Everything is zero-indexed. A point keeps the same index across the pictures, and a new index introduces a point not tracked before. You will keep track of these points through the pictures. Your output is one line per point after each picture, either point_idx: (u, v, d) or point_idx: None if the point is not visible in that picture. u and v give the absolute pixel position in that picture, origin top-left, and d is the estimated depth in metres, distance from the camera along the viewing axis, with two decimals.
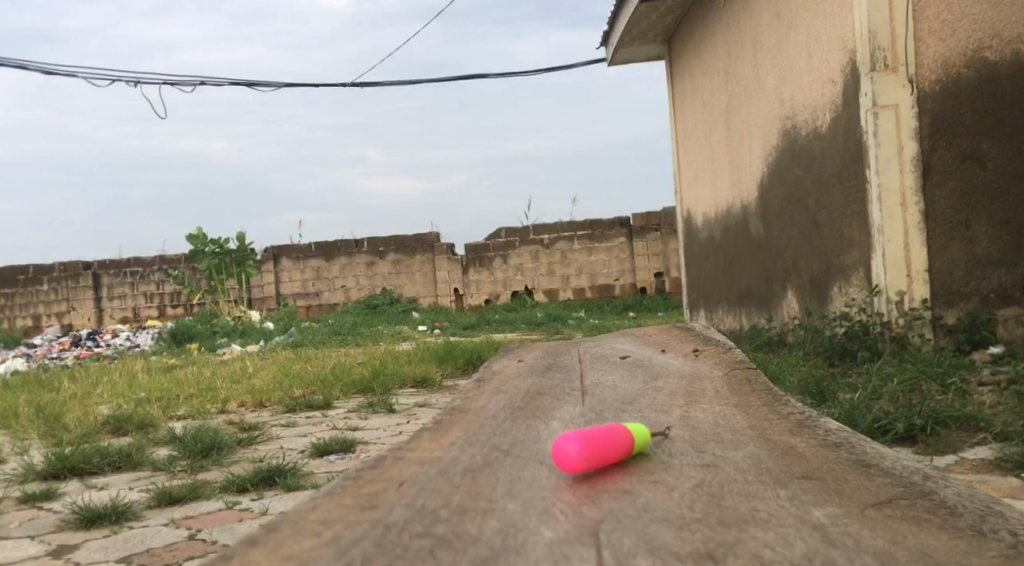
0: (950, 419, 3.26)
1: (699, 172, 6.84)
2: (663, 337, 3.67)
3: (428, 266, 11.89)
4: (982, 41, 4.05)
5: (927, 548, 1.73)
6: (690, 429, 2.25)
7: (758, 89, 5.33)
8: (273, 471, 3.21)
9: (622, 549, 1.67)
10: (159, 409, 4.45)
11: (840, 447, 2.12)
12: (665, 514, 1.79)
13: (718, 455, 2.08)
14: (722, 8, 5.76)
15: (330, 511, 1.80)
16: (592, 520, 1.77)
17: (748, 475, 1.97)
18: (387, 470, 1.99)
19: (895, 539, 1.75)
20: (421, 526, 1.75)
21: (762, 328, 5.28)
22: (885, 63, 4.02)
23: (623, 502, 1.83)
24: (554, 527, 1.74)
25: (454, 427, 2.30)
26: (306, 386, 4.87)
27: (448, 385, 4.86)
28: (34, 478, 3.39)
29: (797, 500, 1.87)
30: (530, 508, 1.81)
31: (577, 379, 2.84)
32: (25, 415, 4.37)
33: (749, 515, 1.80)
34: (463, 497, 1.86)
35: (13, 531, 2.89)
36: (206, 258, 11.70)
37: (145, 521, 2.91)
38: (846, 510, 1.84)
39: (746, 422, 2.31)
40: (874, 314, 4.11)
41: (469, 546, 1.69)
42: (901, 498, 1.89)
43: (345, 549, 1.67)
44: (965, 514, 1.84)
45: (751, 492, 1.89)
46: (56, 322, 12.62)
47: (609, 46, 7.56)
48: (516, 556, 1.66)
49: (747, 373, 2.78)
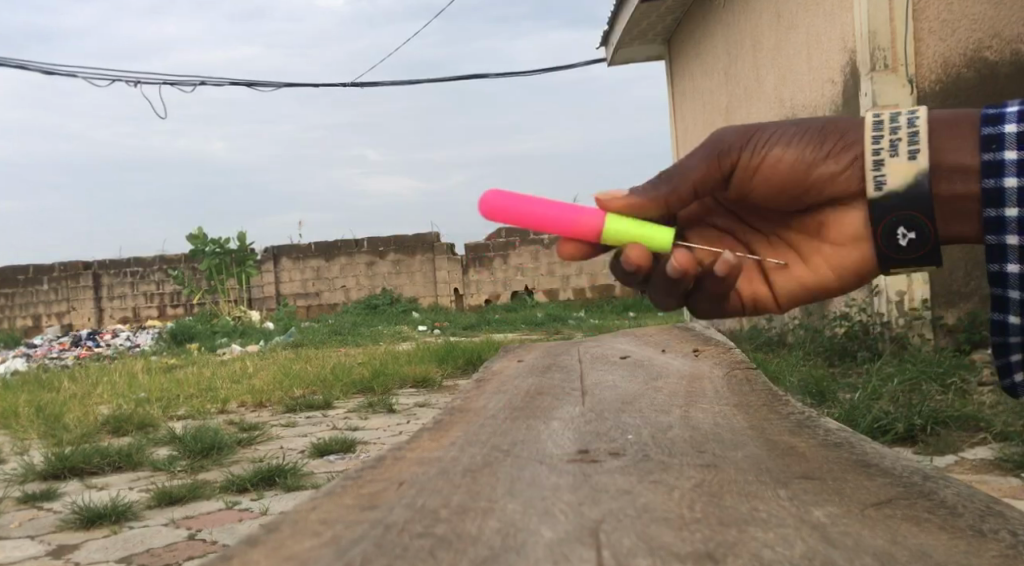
0: (950, 419, 3.27)
1: None
2: (663, 337, 3.65)
3: (428, 266, 11.91)
4: (982, 41, 4.01)
5: (927, 549, 1.49)
6: (689, 429, 2.13)
7: (759, 89, 5.35)
8: (273, 471, 3.21)
9: (622, 550, 1.45)
10: (159, 409, 4.45)
11: (840, 447, 1.94)
12: (665, 514, 1.56)
13: (717, 455, 1.89)
14: (722, 8, 5.75)
15: (330, 511, 1.56)
16: (591, 520, 1.54)
17: (748, 475, 1.75)
18: (387, 470, 1.77)
19: (894, 539, 1.51)
20: (420, 526, 1.51)
21: (761, 328, 5.29)
22: (885, 63, 4.02)
23: (622, 502, 1.62)
24: (554, 527, 1.52)
25: (453, 426, 2.18)
26: (307, 386, 4.89)
27: (448, 385, 4.86)
28: (34, 478, 3.39)
29: (797, 500, 1.64)
30: (530, 509, 1.58)
31: (577, 379, 2.84)
32: (25, 415, 4.37)
33: (748, 515, 1.57)
34: (464, 496, 1.63)
35: (13, 531, 2.90)
36: (206, 258, 11.83)
37: (145, 521, 2.91)
38: (846, 510, 1.61)
39: (746, 422, 2.21)
40: (874, 314, 4.24)
41: (469, 546, 1.46)
42: (900, 498, 1.66)
43: (344, 549, 1.44)
44: (965, 514, 1.60)
45: (750, 492, 1.67)
46: (56, 322, 12.63)
47: (609, 46, 7.54)
48: (516, 556, 1.43)
49: (748, 373, 2.76)
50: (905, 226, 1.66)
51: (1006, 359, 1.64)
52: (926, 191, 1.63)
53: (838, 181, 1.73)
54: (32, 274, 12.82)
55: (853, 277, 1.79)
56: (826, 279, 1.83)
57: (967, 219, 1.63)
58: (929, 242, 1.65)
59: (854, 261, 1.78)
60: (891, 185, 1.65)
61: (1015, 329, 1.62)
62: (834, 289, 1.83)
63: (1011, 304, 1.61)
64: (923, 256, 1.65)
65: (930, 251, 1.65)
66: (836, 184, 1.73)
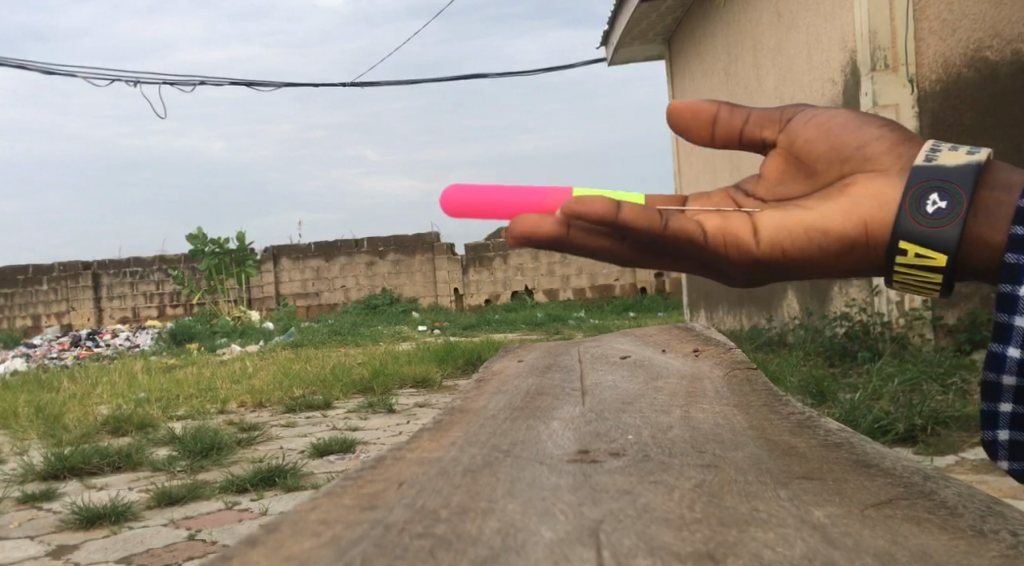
0: (951, 419, 3.27)
1: (699, 173, 6.89)
2: (663, 337, 3.65)
3: (428, 266, 11.91)
4: (982, 41, 3.98)
5: (927, 548, 1.49)
6: (689, 429, 2.12)
7: (759, 89, 5.36)
8: (273, 471, 3.21)
9: (622, 550, 1.44)
10: (159, 409, 4.45)
11: (840, 447, 1.93)
12: (665, 514, 1.56)
13: (718, 455, 1.88)
14: (722, 8, 5.76)
15: (330, 511, 1.56)
16: (591, 520, 1.54)
17: (748, 475, 1.74)
18: (387, 470, 1.77)
19: (895, 539, 1.51)
20: (420, 526, 1.50)
21: (762, 329, 5.29)
22: (885, 63, 4.06)
23: (623, 502, 1.61)
24: (554, 527, 1.51)
25: (453, 426, 2.17)
26: (307, 386, 4.88)
27: (448, 385, 4.86)
28: (34, 478, 3.39)
29: (797, 500, 1.63)
30: (531, 508, 1.58)
31: (577, 379, 2.84)
32: (25, 415, 4.37)
33: (748, 515, 1.57)
34: (464, 497, 1.63)
35: (12, 531, 2.89)
36: (206, 259, 11.68)
37: (145, 521, 2.91)
38: (845, 510, 1.60)
39: (747, 422, 2.22)
40: (874, 313, 4.27)
41: (469, 546, 1.45)
42: (900, 498, 1.66)
43: (344, 549, 1.43)
44: (965, 514, 1.60)
45: (750, 493, 1.67)
46: (56, 322, 12.63)
47: (609, 46, 7.58)
48: (515, 556, 1.43)
49: (748, 373, 2.76)
50: (938, 198, 1.30)
51: (994, 407, 1.36)
52: (970, 180, 1.31)
53: (880, 145, 1.38)
54: (32, 274, 12.82)
55: (865, 232, 1.33)
56: (832, 227, 1.33)
57: (999, 226, 1.31)
58: (957, 229, 1.30)
59: (873, 212, 1.33)
60: (939, 162, 1.32)
61: (1013, 368, 1.32)
62: (837, 250, 1.33)
63: (1014, 334, 1.31)
64: (946, 236, 1.30)
65: (952, 239, 1.30)
66: (880, 149, 1.37)
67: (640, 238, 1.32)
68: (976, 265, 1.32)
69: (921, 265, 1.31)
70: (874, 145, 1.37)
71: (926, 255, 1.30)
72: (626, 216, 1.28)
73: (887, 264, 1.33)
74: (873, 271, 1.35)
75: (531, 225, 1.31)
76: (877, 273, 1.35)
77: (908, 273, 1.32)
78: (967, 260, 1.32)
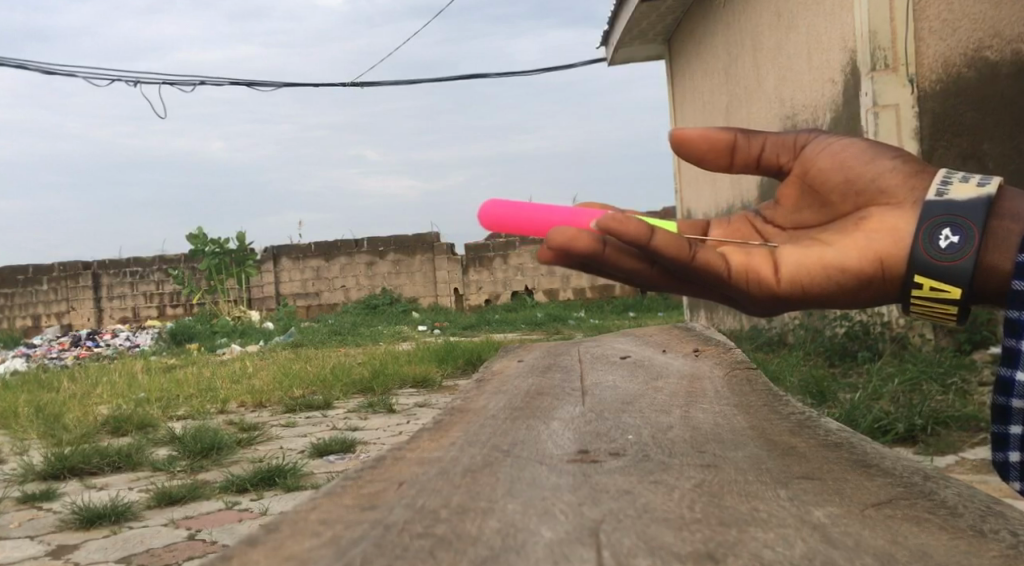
0: (951, 419, 3.26)
1: (699, 174, 6.90)
2: (663, 337, 3.65)
3: (428, 266, 11.92)
4: (982, 41, 4.00)
5: (927, 549, 1.49)
6: (689, 429, 2.12)
7: (758, 89, 5.36)
8: (273, 471, 3.21)
9: (622, 550, 1.44)
10: (159, 409, 4.45)
11: (840, 447, 1.93)
12: (665, 514, 1.56)
13: (718, 455, 1.88)
14: (722, 8, 5.76)
15: (330, 511, 1.56)
16: (590, 520, 1.54)
17: (748, 475, 1.74)
18: (387, 470, 1.77)
19: (895, 539, 1.51)
20: (420, 526, 1.50)
21: (761, 328, 5.30)
22: (886, 63, 4.05)
23: (623, 502, 1.61)
24: (554, 527, 1.51)
25: (453, 426, 2.18)
26: (307, 386, 4.88)
27: (448, 385, 4.86)
28: (34, 478, 3.38)
29: (797, 500, 1.63)
30: (531, 509, 1.58)
31: (577, 379, 2.84)
32: (25, 415, 4.36)
33: (748, 515, 1.57)
34: (464, 497, 1.63)
35: (12, 531, 2.89)
36: (206, 258, 11.76)
37: (145, 521, 2.91)
38: (846, 510, 1.60)
39: (747, 422, 2.22)
40: (874, 314, 4.27)
41: (469, 546, 1.45)
42: (900, 498, 1.66)
43: (344, 549, 1.43)
44: (965, 514, 1.59)
45: (750, 493, 1.67)
46: (56, 322, 12.63)
47: (609, 46, 7.58)
48: (515, 556, 1.43)
49: (748, 373, 2.76)
50: (949, 234, 1.40)
51: (1004, 428, 1.44)
52: (980, 212, 1.41)
53: (894, 177, 1.48)
54: (32, 274, 12.81)
55: (881, 266, 1.44)
56: (850, 264, 1.44)
57: (1006, 254, 1.41)
58: (970, 262, 1.40)
59: (889, 247, 1.44)
60: (950, 196, 1.42)
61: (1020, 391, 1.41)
62: (854, 285, 1.44)
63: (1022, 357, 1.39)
64: (960, 267, 1.39)
65: (966, 271, 1.39)
66: (893, 183, 1.48)
67: (669, 265, 1.39)
68: (991, 291, 1.42)
69: (937, 298, 1.40)
70: (888, 178, 1.48)
71: (941, 287, 1.40)
72: (660, 242, 1.36)
73: (903, 298, 1.44)
74: (886, 302, 1.47)
75: (569, 240, 1.37)
76: (889, 302, 1.46)
77: (924, 305, 1.42)
78: (980, 289, 1.42)
